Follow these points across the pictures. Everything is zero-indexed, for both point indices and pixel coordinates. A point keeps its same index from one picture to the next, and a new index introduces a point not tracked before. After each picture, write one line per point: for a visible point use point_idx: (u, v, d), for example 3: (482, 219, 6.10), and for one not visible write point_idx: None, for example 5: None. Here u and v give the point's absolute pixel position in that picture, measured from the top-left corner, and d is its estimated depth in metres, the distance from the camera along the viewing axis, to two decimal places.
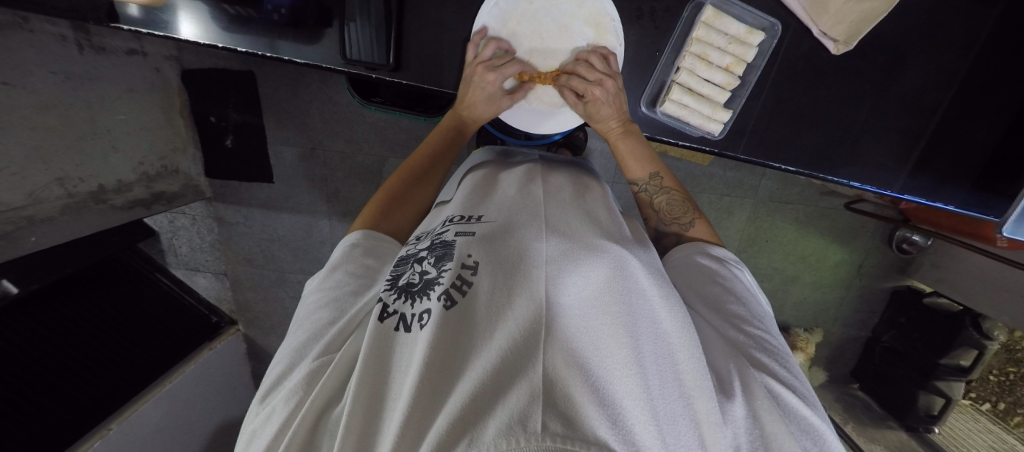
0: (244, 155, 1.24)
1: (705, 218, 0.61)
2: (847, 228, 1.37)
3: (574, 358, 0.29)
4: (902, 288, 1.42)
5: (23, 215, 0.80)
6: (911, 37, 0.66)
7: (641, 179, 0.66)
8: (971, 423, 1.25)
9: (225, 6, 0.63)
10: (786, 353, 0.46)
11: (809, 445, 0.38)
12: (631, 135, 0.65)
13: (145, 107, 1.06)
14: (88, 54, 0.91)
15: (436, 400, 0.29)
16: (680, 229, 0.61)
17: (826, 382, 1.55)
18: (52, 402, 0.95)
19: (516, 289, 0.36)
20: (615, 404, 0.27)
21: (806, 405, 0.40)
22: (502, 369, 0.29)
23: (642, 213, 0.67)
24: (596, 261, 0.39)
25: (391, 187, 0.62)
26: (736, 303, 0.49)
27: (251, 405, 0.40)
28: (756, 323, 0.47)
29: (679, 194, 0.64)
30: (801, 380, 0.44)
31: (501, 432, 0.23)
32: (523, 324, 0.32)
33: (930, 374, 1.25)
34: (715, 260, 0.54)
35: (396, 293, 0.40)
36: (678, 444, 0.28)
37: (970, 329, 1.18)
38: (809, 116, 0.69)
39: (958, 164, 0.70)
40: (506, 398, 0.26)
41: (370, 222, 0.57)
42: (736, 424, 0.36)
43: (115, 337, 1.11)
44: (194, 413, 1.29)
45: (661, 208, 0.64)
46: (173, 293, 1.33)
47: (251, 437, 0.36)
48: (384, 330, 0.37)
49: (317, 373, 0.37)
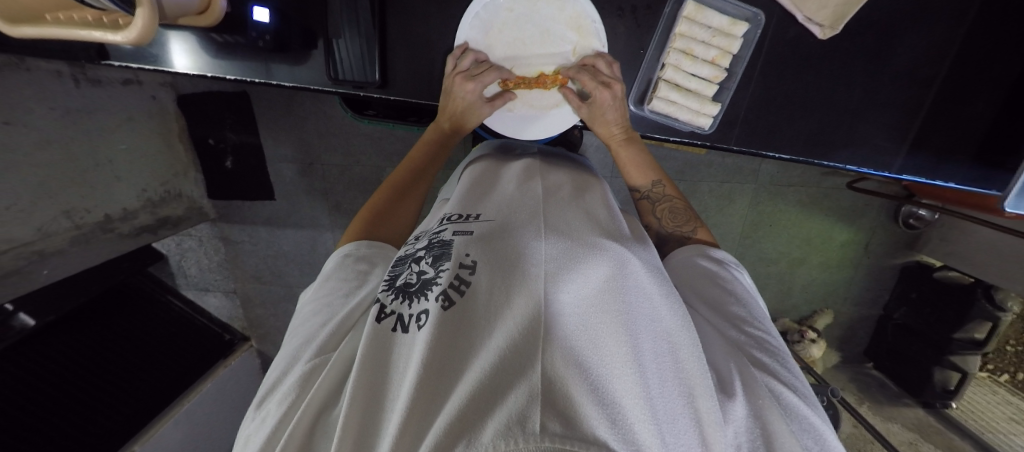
0: (244, 174, 1.26)
1: (705, 227, 0.61)
2: (851, 206, 1.35)
3: (573, 358, 0.30)
4: (912, 264, 1.40)
5: (33, 249, 0.82)
6: (901, 13, 0.65)
7: (644, 185, 0.66)
8: (990, 395, 1.26)
9: (213, 34, 0.63)
10: (785, 354, 0.46)
11: (810, 444, 0.38)
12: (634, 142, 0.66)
13: (144, 135, 1.07)
14: (85, 87, 0.92)
15: (434, 400, 0.30)
16: (682, 237, 0.61)
17: (840, 363, 1.54)
18: (74, 427, 0.97)
19: (514, 287, 0.36)
20: (614, 404, 0.27)
21: (808, 406, 0.40)
22: (501, 369, 0.29)
23: (642, 219, 0.66)
24: (596, 259, 0.38)
25: (380, 200, 0.63)
26: (738, 304, 0.49)
27: (247, 413, 0.40)
28: (757, 323, 0.47)
29: (681, 203, 0.64)
30: (802, 379, 0.44)
31: (499, 433, 0.24)
32: (522, 323, 0.32)
33: (945, 349, 1.24)
34: (716, 262, 0.54)
35: (394, 294, 0.41)
36: (678, 443, 0.29)
37: (983, 302, 1.16)
38: (800, 102, 0.68)
39: (956, 140, 0.69)
40: (506, 399, 0.27)
41: (364, 232, 0.57)
42: (736, 422, 0.36)
43: (132, 360, 1.13)
44: (214, 430, 1.31)
45: (663, 216, 0.63)
46: (185, 314, 1.35)
47: (247, 441, 0.37)
48: (382, 331, 0.38)
49: (314, 371, 0.38)
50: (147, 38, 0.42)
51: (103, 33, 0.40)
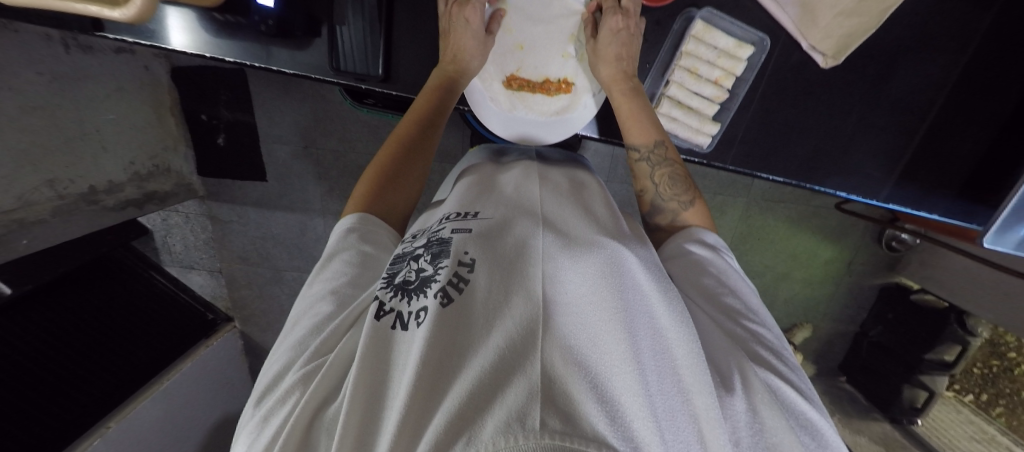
0: (236, 153, 1.23)
1: (702, 198, 0.61)
2: (837, 226, 1.38)
3: (571, 355, 0.30)
4: (891, 285, 1.44)
5: (13, 218, 0.80)
6: (900, 47, 0.66)
7: (644, 146, 0.62)
8: (955, 414, 1.29)
9: (214, 14, 0.62)
10: (783, 345, 0.48)
11: (808, 440, 0.39)
12: (637, 94, 0.63)
13: (134, 107, 1.04)
14: (74, 53, 0.89)
15: (434, 397, 0.30)
16: (679, 207, 0.61)
17: (815, 376, 1.58)
18: (48, 401, 0.95)
19: (513, 286, 0.37)
20: (613, 401, 0.28)
21: (806, 402, 0.42)
22: (500, 366, 0.30)
23: (640, 186, 0.64)
24: (593, 256, 0.39)
25: (381, 165, 0.59)
26: (731, 296, 0.50)
27: (246, 408, 0.40)
28: (751, 316, 0.48)
29: (681, 169, 0.62)
30: (801, 374, 0.45)
31: (499, 430, 0.24)
32: (522, 321, 0.33)
33: (915, 369, 1.29)
34: (708, 248, 0.55)
35: (392, 291, 0.41)
36: (678, 439, 0.29)
37: (955, 325, 1.22)
38: (797, 127, 0.69)
39: (941, 173, 0.71)
40: (506, 395, 0.27)
41: (363, 203, 0.56)
42: (736, 417, 0.36)
43: (111, 336, 1.11)
44: (193, 409, 1.30)
45: (662, 182, 0.62)
46: (169, 291, 1.32)
47: (248, 441, 0.36)
48: (380, 328, 0.38)
49: (311, 374, 0.37)
50: (145, 16, 0.41)
51: (99, 8, 0.39)
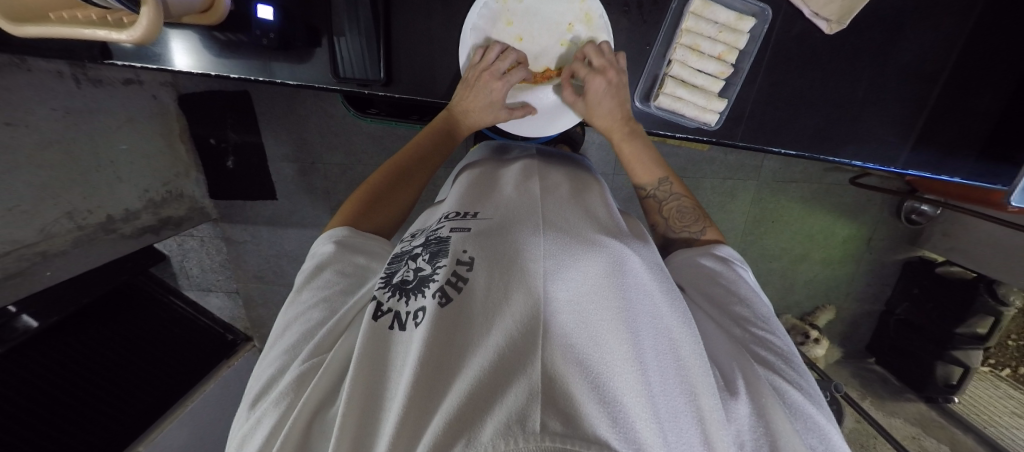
0: (246, 174, 1.26)
1: (715, 227, 0.60)
2: (854, 202, 1.35)
3: (573, 355, 0.29)
4: (914, 259, 1.40)
5: (36, 250, 0.82)
6: (906, 9, 0.64)
7: (650, 184, 0.65)
8: (993, 389, 1.24)
9: (215, 33, 0.63)
10: (793, 355, 0.45)
11: (814, 443, 0.37)
12: (637, 136, 0.65)
13: (146, 135, 1.07)
14: (85, 87, 0.92)
15: (433, 398, 0.30)
16: (692, 237, 0.59)
17: (842, 358, 1.54)
18: (77, 428, 0.97)
19: (513, 285, 0.36)
20: (616, 402, 0.27)
21: (813, 404, 0.40)
22: (499, 367, 0.29)
23: (651, 220, 0.65)
24: (594, 255, 0.38)
25: (376, 184, 0.62)
26: (739, 304, 0.48)
27: (240, 412, 0.40)
28: (760, 324, 0.47)
29: (690, 201, 0.63)
30: (809, 379, 0.44)
31: (499, 432, 0.23)
32: (521, 321, 0.32)
33: (946, 345, 1.23)
34: (719, 262, 0.53)
35: (390, 291, 0.41)
36: (680, 442, 0.28)
37: (985, 296, 1.16)
38: (804, 98, 0.68)
39: (959, 134, 0.69)
40: (506, 397, 0.26)
41: (351, 219, 0.57)
42: (740, 420, 0.36)
43: (137, 362, 1.13)
44: (220, 428, 1.32)
45: (670, 215, 0.62)
46: (189, 315, 1.34)
47: (240, 445, 0.36)
48: (379, 329, 0.38)
49: (306, 375, 0.37)
50: (151, 37, 0.42)
51: (107, 32, 0.40)
